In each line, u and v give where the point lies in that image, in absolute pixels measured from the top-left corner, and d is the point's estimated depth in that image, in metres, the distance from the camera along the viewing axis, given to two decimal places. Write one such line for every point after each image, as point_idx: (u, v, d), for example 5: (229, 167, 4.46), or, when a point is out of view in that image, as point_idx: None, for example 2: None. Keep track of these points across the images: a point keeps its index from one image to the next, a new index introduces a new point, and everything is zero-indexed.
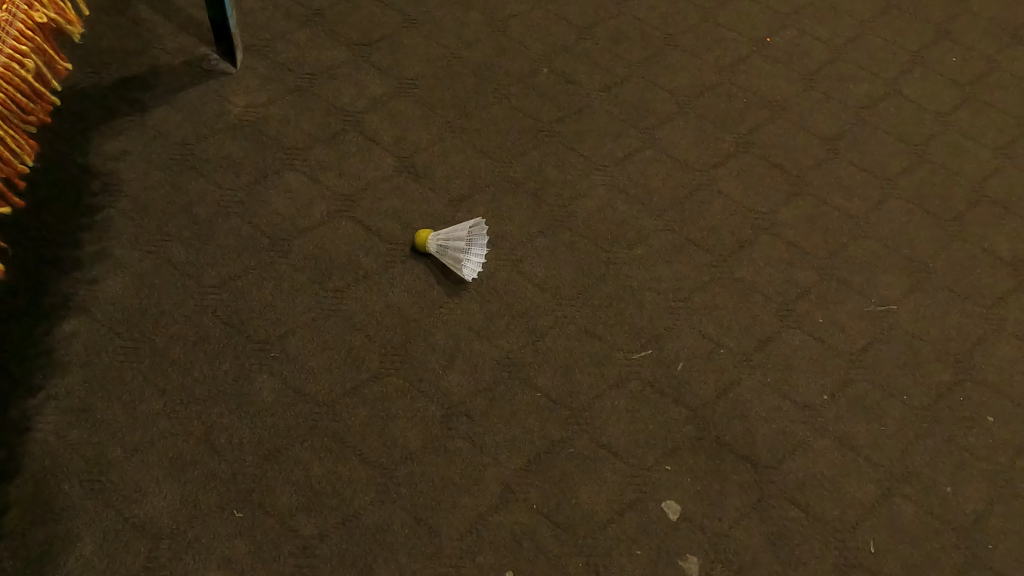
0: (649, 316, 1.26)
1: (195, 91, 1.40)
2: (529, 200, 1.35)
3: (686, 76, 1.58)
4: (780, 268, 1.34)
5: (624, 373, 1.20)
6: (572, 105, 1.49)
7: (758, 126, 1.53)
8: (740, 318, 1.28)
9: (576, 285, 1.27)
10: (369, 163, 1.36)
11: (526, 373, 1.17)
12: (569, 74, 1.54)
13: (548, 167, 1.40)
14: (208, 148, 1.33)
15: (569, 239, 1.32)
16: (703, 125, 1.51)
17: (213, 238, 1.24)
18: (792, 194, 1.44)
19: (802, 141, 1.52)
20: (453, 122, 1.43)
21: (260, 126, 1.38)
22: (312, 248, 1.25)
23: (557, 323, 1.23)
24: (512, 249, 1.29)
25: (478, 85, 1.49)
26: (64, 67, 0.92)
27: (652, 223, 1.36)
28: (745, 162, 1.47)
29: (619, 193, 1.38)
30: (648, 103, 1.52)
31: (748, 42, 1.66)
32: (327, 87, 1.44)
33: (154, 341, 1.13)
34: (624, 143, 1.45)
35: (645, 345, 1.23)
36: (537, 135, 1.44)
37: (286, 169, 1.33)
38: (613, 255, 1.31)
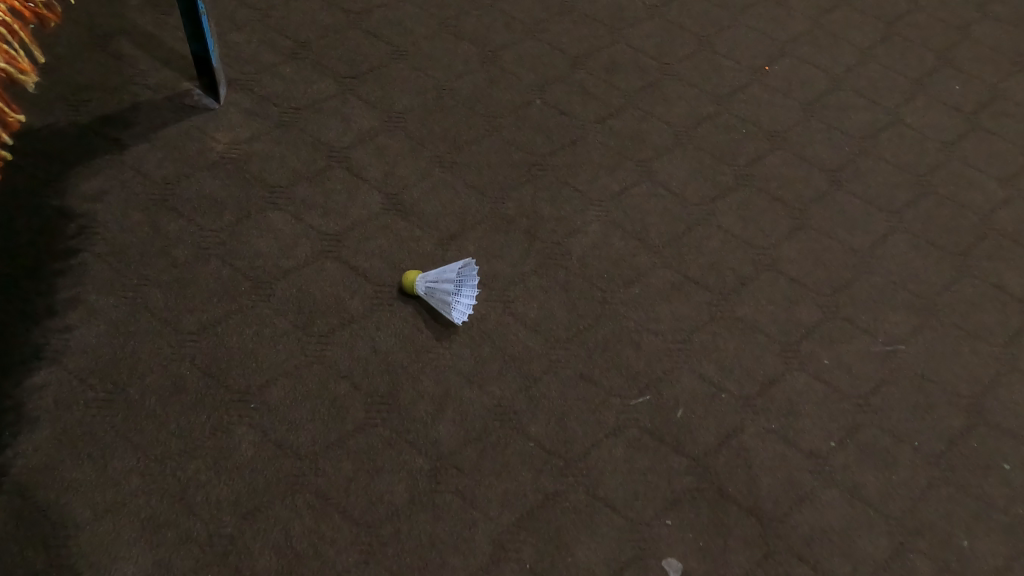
0: (647, 359, 1.21)
1: (176, 128, 1.36)
2: (522, 237, 1.31)
3: (683, 107, 1.54)
4: (782, 307, 1.30)
5: (621, 420, 1.14)
6: (567, 137, 1.45)
7: (758, 157, 1.49)
8: (742, 359, 1.23)
9: (571, 327, 1.22)
10: (356, 200, 1.31)
11: (519, 421, 1.12)
12: (563, 105, 1.50)
13: (541, 203, 1.35)
14: (189, 188, 1.29)
15: (564, 278, 1.27)
16: (701, 157, 1.46)
17: (193, 281, 1.19)
18: (793, 228, 1.40)
19: (802, 173, 1.48)
20: (444, 156, 1.39)
21: (244, 163, 1.33)
22: (295, 291, 1.20)
23: (552, 367, 1.18)
24: (504, 289, 1.24)
25: (469, 118, 1.45)
26: (16, 122, 0.83)
27: (650, 261, 1.31)
28: (744, 195, 1.43)
29: (616, 229, 1.34)
30: (644, 134, 1.48)
31: (746, 71, 1.62)
32: (313, 122, 1.40)
33: (128, 392, 1.08)
34: (620, 177, 1.41)
35: (644, 390, 1.18)
36: (529, 168, 1.39)
37: (269, 207, 1.28)
38: (610, 294, 1.26)
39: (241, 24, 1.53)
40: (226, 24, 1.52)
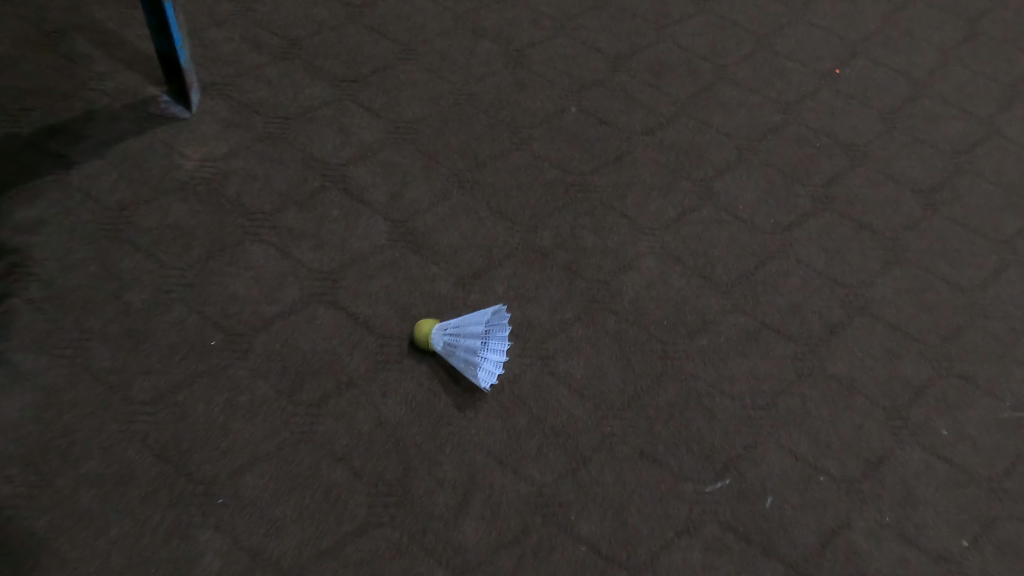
0: (723, 431, 0.96)
1: (137, 141, 1.11)
2: (561, 275, 1.06)
3: (744, 116, 1.30)
4: (883, 360, 1.05)
5: (696, 513, 0.89)
6: (610, 151, 1.21)
7: (836, 176, 1.25)
8: (840, 429, 0.98)
9: (626, 390, 0.97)
10: (357, 229, 1.07)
11: (566, 518, 0.87)
12: (603, 113, 1.26)
13: (582, 232, 1.11)
14: (150, 215, 1.04)
15: (615, 326, 1.02)
16: (769, 177, 1.23)
17: (149, 335, 0.94)
18: (886, 261, 1.16)
19: (890, 194, 1.24)
20: (463, 175, 1.15)
21: (219, 184, 1.09)
22: (280, 347, 0.95)
23: (605, 443, 0.93)
24: (541, 341, 0.99)
25: (492, 128, 1.21)
26: None
27: (718, 304, 1.07)
28: (823, 221, 1.19)
29: (674, 265, 1.10)
30: (700, 149, 1.24)
31: (814, 74, 1.39)
32: (305, 134, 1.16)
33: (59, 485, 0.83)
34: (676, 200, 1.17)
35: (721, 472, 0.93)
36: (567, 190, 1.15)
37: (249, 239, 1.04)
38: (671, 347, 1.02)
39: (220, 19, 1.29)
40: (203, 18, 1.29)
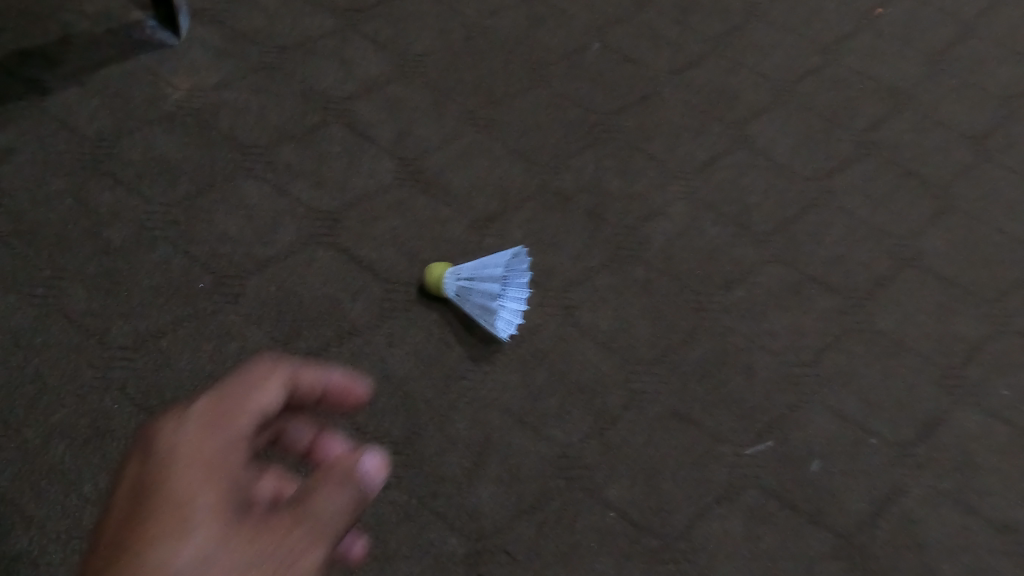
0: (764, 389, 0.87)
1: (119, 69, 1.01)
2: (584, 219, 0.97)
3: (780, 57, 1.20)
4: (935, 317, 0.96)
5: (736, 478, 0.81)
6: (637, 89, 1.11)
7: (880, 121, 1.15)
8: (891, 390, 0.89)
9: (657, 343, 0.88)
10: (361, 167, 0.97)
11: (593, 481, 0.78)
12: (629, 50, 1.16)
13: (607, 175, 1.01)
14: (132, 147, 0.95)
15: (644, 275, 0.93)
16: (808, 120, 1.13)
17: (130, 276, 0.85)
18: (936, 211, 1.06)
19: (939, 142, 1.14)
20: (477, 112, 1.05)
21: (209, 116, 0.99)
22: (275, 292, 0.86)
23: (635, 401, 0.84)
24: (563, 290, 0.90)
25: (508, 62, 1.11)
26: None
27: (755, 254, 0.98)
28: (868, 169, 1.09)
29: (707, 211, 1.00)
30: (734, 89, 1.14)
31: (853, 16, 1.29)
32: (304, 65, 1.06)
33: (27, 437, 0.74)
34: (708, 143, 1.07)
35: (762, 434, 0.84)
36: (590, 129, 1.06)
37: (242, 175, 0.95)
38: (706, 298, 0.93)
39: None
40: None
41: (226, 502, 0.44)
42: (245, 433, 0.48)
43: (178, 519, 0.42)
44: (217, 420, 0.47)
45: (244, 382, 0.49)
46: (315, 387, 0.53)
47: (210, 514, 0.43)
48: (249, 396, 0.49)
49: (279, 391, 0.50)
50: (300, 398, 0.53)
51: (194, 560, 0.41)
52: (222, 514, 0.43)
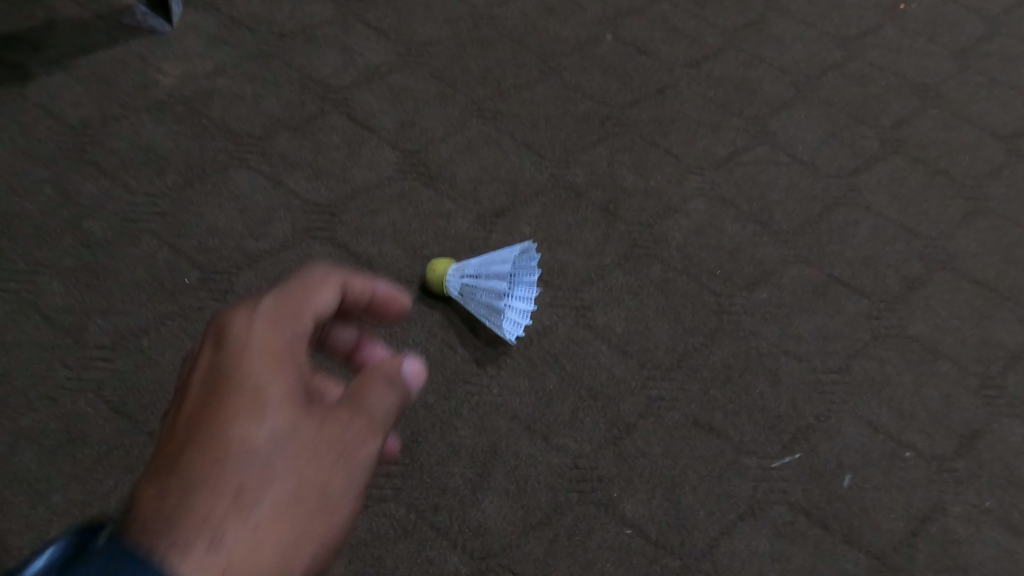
0: (790, 397, 0.81)
1: (107, 55, 0.96)
2: (597, 216, 0.91)
3: (800, 51, 1.15)
4: (971, 323, 0.90)
5: (762, 493, 0.75)
6: (651, 82, 1.06)
7: (906, 118, 1.10)
8: (926, 399, 0.83)
9: (676, 347, 0.82)
10: (361, 159, 0.92)
11: (608, 495, 0.72)
12: (643, 42, 1.10)
13: (621, 169, 0.96)
14: (118, 135, 0.89)
15: (660, 274, 0.87)
16: (831, 116, 1.08)
17: (111, 271, 0.79)
18: (967, 212, 1.01)
19: (968, 140, 1.09)
20: (484, 103, 0.99)
21: (200, 104, 0.94)
22: (267, 288, 0.80)
23: (652, 408, 0.78)
24: (575, 289, 0.84)
25: (517, 53, 1.06)
26: None
27: (778, 253, 0.92)
28: (894, 167, 1.04)
29: (727, 208, 0.95)
30: (753, 84, 1.09)
31: (875, 11, 1.24)
32: (302, 53, 1.01)
33: None
34: (727, 138, 1.02)
35: (790, 445, 0.78)
36: (603, 122, 1.00)
37: (234, 166, 0.89)
38: (727, 299, 0.87)
39: None
40: None
41: (295, 393, 0.41)
42: (308, 329, 0.45)
43: (250, 405, 0.40)
44: (285, 315, 0.44)
45: (310, 278, 0.46)
46: (367, 295, 0.50)
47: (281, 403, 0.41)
48: (312, 288, 0.46)
49: (337, 294, 0.46)
50: (351, 303, 0.50)
51: (265, 447, 0.39)
52: (296, 407, 0.41)
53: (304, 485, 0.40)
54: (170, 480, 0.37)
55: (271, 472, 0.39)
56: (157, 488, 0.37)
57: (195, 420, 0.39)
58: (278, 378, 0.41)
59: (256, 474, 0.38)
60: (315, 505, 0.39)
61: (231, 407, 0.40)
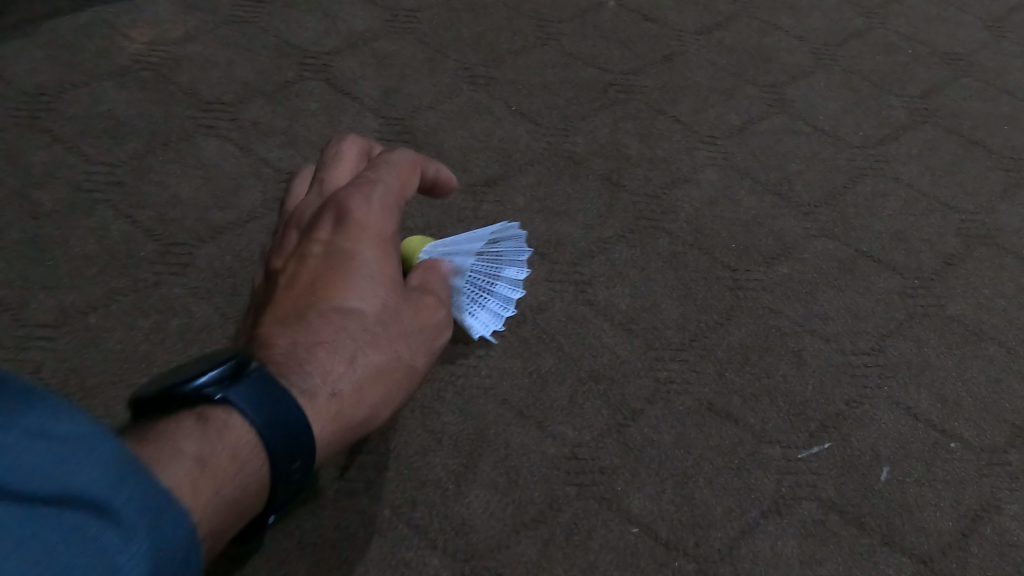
0: (817, 381, 0.72)
1: (70, 22, 0.90)
2: (598, 186, 0.82)
3: (819, 19, 1.07)
4: (1019, 302, 0.80)
5: (787, 488, 0.65)
6: (658, 49, 0.98)
7: (936, 87, 1.00)
8: (972, 385, 0.73)
9: (687, 326, 0.73)
10: (340, 126, 0.84)
11: (612, 489, 0.63)
12: (648, 9, 1.03)
13: (625, 138, 0.87)
14: (76, 102, 0.82)
15: (669, 247, 0.79)
16: (854, 84, 0.99)
17: (60, 243, 0.72)
18: (1008, 185, 0.90)
19: (1006, 110, 0.99)
20: (476, 70, 0.92)
21: (168, 71, 0.87)
22: (231, 261, 0.73)
23: (660, 393, 0.69)
24: (574, 263, 0.76)
25: (512, 20, 0.98)
26: None
27: (800, 226, 0.83)
28: (925, 136, 0.94)
29: (741, 179, 0.86)
30: (769, 51, 1.01)
31: None
32: (281, 20, 0.94)
33: None
34: (741, 106, 0.93)
35: (818, 434, 0.69)
36: (605, 90, 0.92)
37: (202, 133, 0.82)
38: (744, 275, 0.78)
39: None
40: None
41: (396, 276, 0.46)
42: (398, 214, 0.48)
43: (360, 280, 0.44)
44: (387, 202, 0.48)
45: (409, 174, 0.50)
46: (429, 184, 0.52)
47: (384, 283, 0.45)
48: (404, 183, 0.49)
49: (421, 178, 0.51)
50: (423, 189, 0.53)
51: (376, 322, 0.44)
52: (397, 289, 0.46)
53: (404, 359, 0.45)
54: (295, 334, 0.42)
55: (381, 344, 0.44)
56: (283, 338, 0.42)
57: (317, 284, 0.44)
58: (384, 260, 0.46)
59: (364, 338, 0.43)
60: (404, 371, 0.45)
61: (345, 279, 0.44)
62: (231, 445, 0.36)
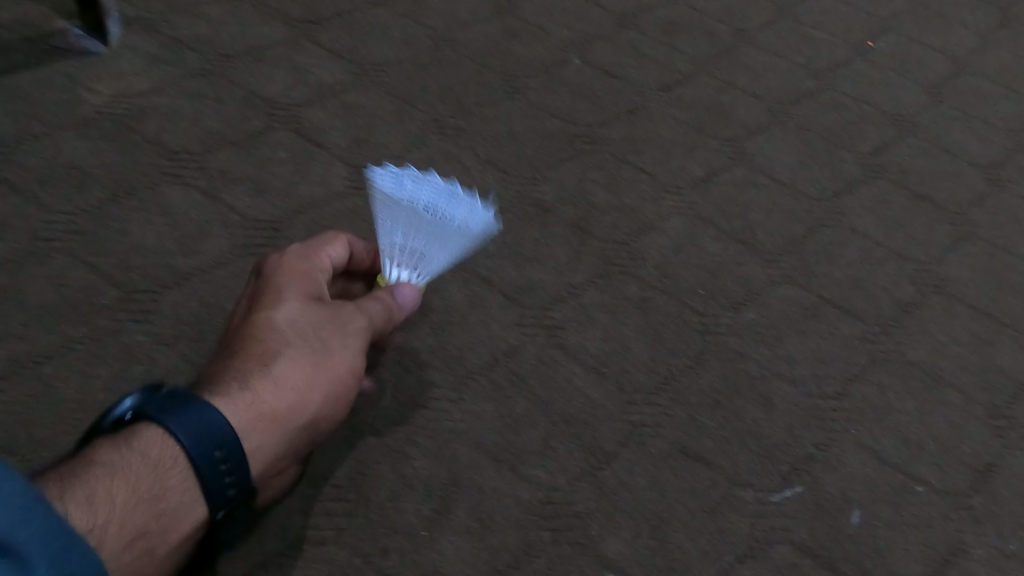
0: (786, 424, 0.72)
1: (33, 72, 0.89)
2: (567, 233, 0.84)
3: (773, 79, 1.11)
4: (973, 349, 0.82)
5: (760, 532, 0.65)
6: (621, 104, 1.01)
7: (885, 145, 1.04)
8: (934, 429, 0.75)
9: (657, 370, 0.74)
10: (309, 174, 0.84)
11: (586, 535, 0.62)
12: (611, 66, 1.06)
13: (591, 188, 0.89)
14: (38, 151, 0.81)
15: (637, 293, 0.80)
16: (808, 140, 1.03)
17: (15, 291, 0.70)
18: (956, 237, 0.94)
19: (949, 168, 1.03)
20: (445, 122, 0.93)
21: (134, 120, 0.86)
22: (197, 307, 0.71)
23: (633, 437, 0.69)
24: (544, 308, 0.76)
25: (480, 75, 1.00)
26: None
27: (763, 273, 0.85)
28: (877, 191, 0.98)
29: (705, 227, 0.88)
30: (726, 108, 1.04)
31: (845, 45, 1.21)
32: (249, 72, 0.94)
33: None
34: (702, 159, 0.96)
35: (789, 478, 0.69)
36: (571, 141, 0.94)
37: (168, 181, 0.81)
38: (711, 320, 0.79)
39: None
40: None
41: (313, 300, 0.54)
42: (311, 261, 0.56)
43: (284, 301, 0.52)
44: (306, 252, 0.57)
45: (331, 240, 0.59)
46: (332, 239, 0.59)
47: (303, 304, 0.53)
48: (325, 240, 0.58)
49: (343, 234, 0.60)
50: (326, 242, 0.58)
51: (296, 332, 0.51)
52: (313, 307, 0.53)
53: (319, 363, 0.51)
54: (236, 356, 0.51)
55: (300, 350, 0.51)
56: (229, 362, 0.50)
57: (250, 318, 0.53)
58: (305, 286, 0.54)
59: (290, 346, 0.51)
60: (327, 372, 0.51)
61: (271, 304, 0.52)
62: (146, 449, 0.45)
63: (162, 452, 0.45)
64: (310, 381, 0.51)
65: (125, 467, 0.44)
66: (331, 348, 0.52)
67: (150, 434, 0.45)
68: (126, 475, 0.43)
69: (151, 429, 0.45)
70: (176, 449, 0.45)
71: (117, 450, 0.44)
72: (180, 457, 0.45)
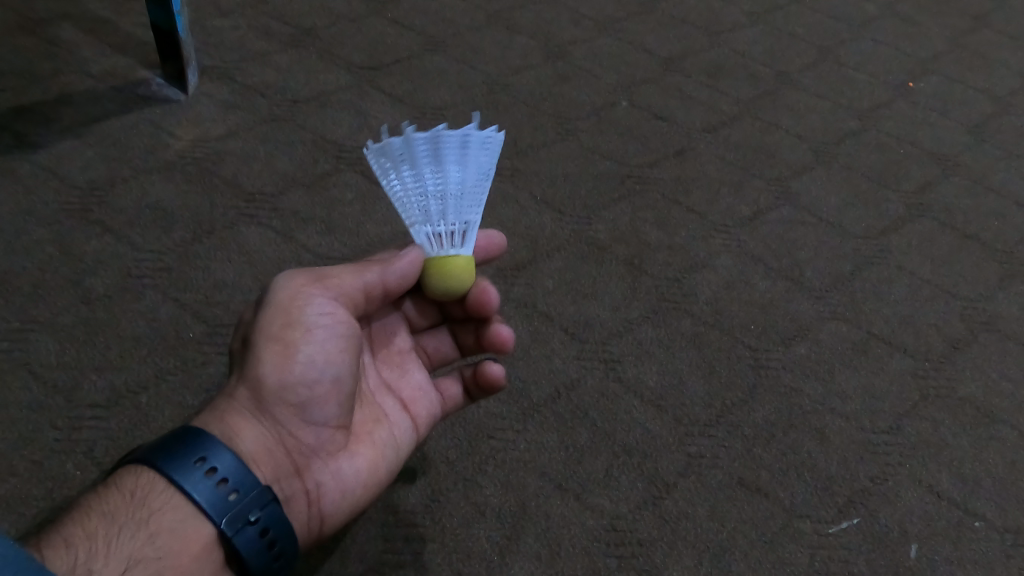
0: (840, 457, 0.74)
1: (120, 120, 0.95)
2: (622, 271, 0.87)
3: (816, 120, 1.14)
4: None
5: (820, 563, 0.67)
6: (669, 145, 1.04)
7: (928, 184, 1.07)
8: (988, 465, 0.76)
9: (713, 403, 0.76)
10: (376, 214, 0.89)
11: (651, 562, 0.65)
12: (658, 109, 1.10)
13: (643, 227, 0.92)
14: (126, 194, 0.86)
15: (691, 328, 0.82)
16: (853, 179, 1.05)
17: (109, 326, 0.74)
18: (1004, 275, 0.95)
19: (994, 206, 1.05)
20: (501, 163, 0.98)
21: (212, 164, 0.91)
22: None
23: (692, 468, 0.71)
24: (602, 342, 0.79)
25: (533, 118, 1.05)
26: None
27: (813, 309, 0.87)
28: (923, 229, 1.00)
29: (755, 265, 0.91)
30: (771, 148, 1.08)
31: (886, 86, 1.24)
32: (316, 117, 1.00)
33: None
34: (750, 199, 0.99)
35: (846, 510, 0.71)
36: (622, 181, 0.98)
37: (245, 221, 0.86)
38: (764, 354, 0.82)
39: (226, 11, 1.16)
40: (208, 10, 1.15)
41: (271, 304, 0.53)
42: None
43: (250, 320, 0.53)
44: None
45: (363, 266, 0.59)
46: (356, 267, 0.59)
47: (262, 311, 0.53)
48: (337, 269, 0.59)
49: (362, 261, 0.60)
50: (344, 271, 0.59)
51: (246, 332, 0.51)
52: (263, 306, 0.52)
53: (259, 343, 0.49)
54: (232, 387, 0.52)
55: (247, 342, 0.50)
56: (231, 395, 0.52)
57: None
58: None
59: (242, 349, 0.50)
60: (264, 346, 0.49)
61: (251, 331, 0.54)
62: (131, 487, 0.42)
63: (140, 479, 0.43)
64: (255, 360, 0.49)
65: (106, 505, 0.42)
66: (264, 322, 0.49)
67: (127, 471, 0.43)
68: (109, 510, 0.41)
69: (131, 467, 0.43)
70: (151, 474, 0.43)
71: (96, 492, 0.42)
72: (158, 479, 0.43)
